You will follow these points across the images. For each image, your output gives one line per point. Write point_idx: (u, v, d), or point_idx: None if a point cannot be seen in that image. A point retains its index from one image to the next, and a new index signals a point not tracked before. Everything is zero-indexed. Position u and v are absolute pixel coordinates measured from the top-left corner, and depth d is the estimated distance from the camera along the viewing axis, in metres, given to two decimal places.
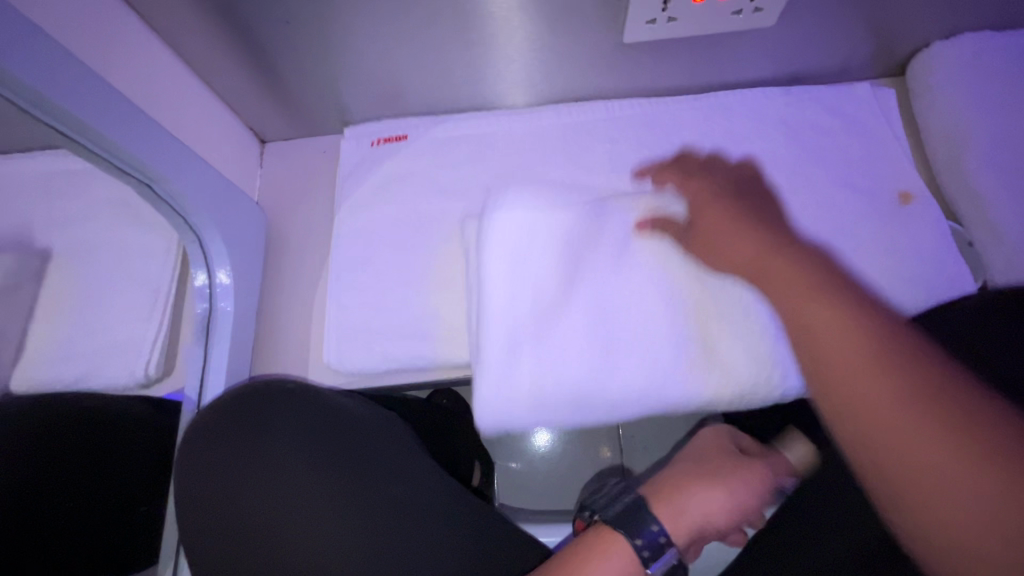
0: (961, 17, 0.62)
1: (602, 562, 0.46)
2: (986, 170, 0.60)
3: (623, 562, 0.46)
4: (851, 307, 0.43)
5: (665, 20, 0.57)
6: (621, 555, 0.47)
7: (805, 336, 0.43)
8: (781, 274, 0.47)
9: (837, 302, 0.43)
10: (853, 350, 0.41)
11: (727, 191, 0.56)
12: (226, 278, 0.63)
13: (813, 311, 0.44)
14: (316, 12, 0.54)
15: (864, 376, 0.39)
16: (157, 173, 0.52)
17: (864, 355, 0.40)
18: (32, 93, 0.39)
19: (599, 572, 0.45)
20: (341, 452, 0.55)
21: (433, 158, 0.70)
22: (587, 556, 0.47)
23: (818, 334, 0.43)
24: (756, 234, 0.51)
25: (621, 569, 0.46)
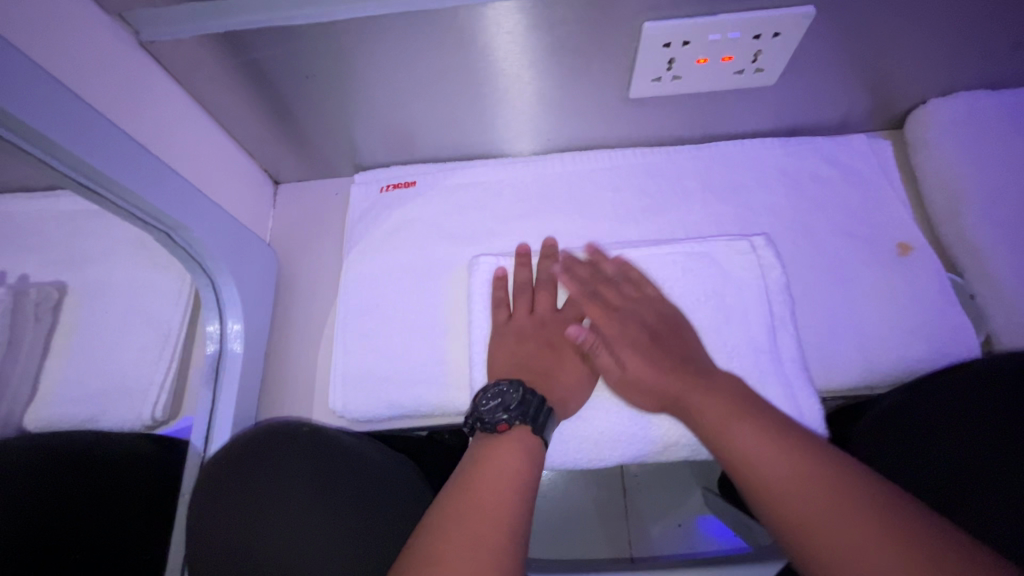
0: (957, 77, 0.64)
1: (500, 453, 0.51)
2: (984, 226, 0.61)
3: (520, 456, 0.51)
4: (783, 439, 0.49)
5: (670, 78, 0.59)
6: (518, 441, 0.52)
7: (736, 458, 0.50)
8: (710, 404, 0.53)
9: (767, 433, 0.50)
10: (791, 483, 0.46)
11: (648, 308, 0.61)
12: (237, 327, 0.64)
13: (749, 445, 0.50)
14: (336, 68, 0.56)
15: (808, 506, 0.45)
16: (176, 222, 0.53)
17: (800, 486, 0.46)
18: (61, 151, 0.41)
19: (500, 460, 0.51)
20: (352, 497, 0.56)
21: (442, 204, 0.72)
22: (485, 446, 0.53)
23: (755, 470, 0.48)
24: (658, 362, 0.57)
25: (517, 460, 0.51)
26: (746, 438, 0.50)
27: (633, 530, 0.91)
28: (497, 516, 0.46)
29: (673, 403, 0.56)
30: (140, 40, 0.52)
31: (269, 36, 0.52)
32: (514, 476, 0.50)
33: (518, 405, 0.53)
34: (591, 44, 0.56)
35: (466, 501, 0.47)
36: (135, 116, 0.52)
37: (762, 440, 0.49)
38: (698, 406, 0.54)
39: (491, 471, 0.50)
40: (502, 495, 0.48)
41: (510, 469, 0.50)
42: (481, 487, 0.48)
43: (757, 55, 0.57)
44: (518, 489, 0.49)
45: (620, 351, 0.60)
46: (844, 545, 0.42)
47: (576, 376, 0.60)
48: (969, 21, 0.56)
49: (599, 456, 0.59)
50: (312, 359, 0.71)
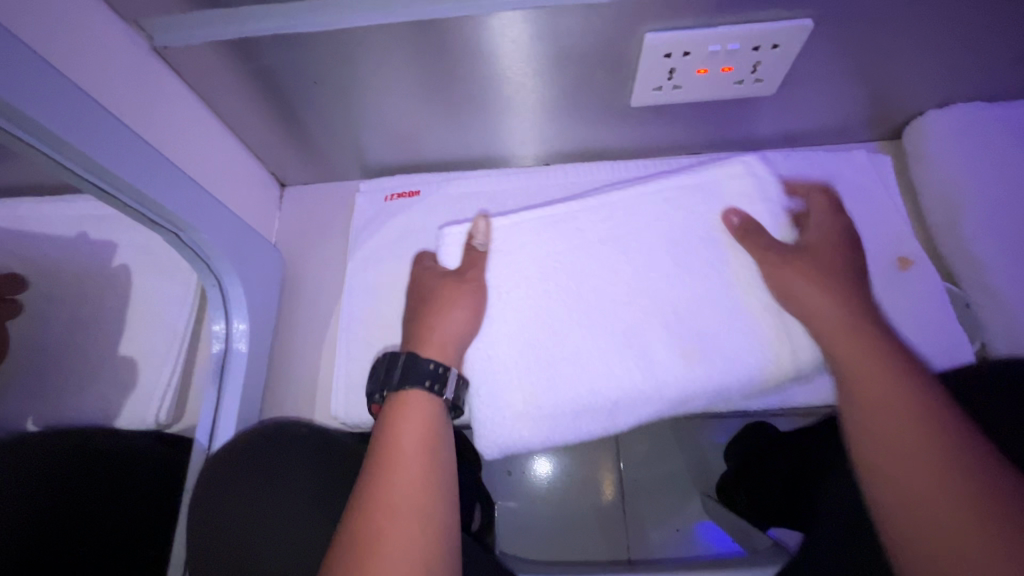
0: (954, 89, 0.65)
1: (402, 423, 0.52)
2: (981, 237, 0.62)
3: (423, 427, 0.52)
4: (915, 397, 0.47)
5: (672, 87, 0.61)
6: (415, 406, 0.53)
7: (863, 401, 0.49)
8: (847, 342, 0.52)
9: (900, 384, 0.48)
10: (915, 439, 0.45)
11: (831, 239, 0.59)
12: (243, 327, 0.65)
13: (879, 391, 0.49)
14: (342, 73, 0.57)
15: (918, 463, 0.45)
16: (185, 222, 0.54)
17: (922, 444, 0.45)
18: (77, 154, 0.42)
19: (407, 437, 0.51)
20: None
21: (446, 211, 0.73)
22: (390, 425, 0.52)
23: (881, 417, 0.48)
24: (843, 300, 0.54)
25: (421, 427, 0.52)
26: (859, 366, 0.51)
27: (631, 535, 0.91)
28: (410, 493, 0.48)
29: (827, 325, 0.54)
30: (154, 45, 0.53)
31: (278, 41, 0.53)
32: (424, 448, 0.51)
33: (378, 378, 0.56)
34: (595, 52, 0.57)
35: (380, 482, 0.48)
36: (147, 119, 0.53)
37: (873, 367, 0.50)
38: (840, 343, 0.52)
39: (399, 448, 0.50)
40: (416, 467, 0.50)
41: (417, 439, 0.51)
42: (395, 470, 0.49)
43: (757, 66, 0.58)
44: (432, 461, 0.50)
45: (785, 273, 0.56)
46: (915, 484, 0.44)
47: (444, 306, 0.59)
48: (966, 35, 0.57)
49: (610, 424, 0.59)
50: (316, 362, 0.72)
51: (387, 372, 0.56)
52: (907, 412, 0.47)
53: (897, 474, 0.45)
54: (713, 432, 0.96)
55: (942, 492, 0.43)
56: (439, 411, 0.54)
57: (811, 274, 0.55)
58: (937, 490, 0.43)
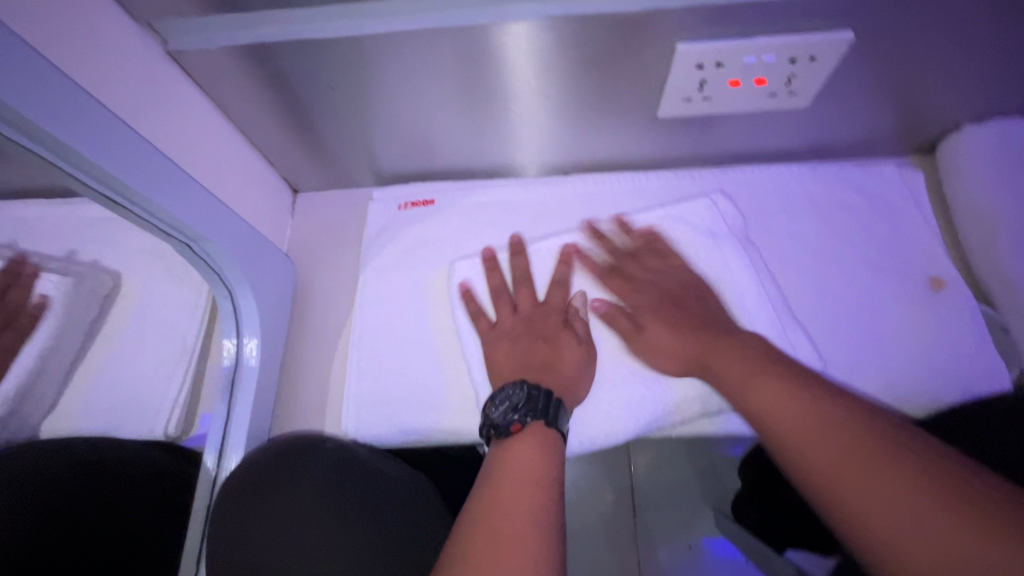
0: (993, 104, 0.63)
1: (518, 449, 0.51)
2: (1019, 259, 0.60)
3: (538, 451, 0.50)
4: (797, 385, 0.50)
5: (700, 98, 0.58)
6: (532, 437, 0.51)
7: (758, 411, 0.50)
8: (725, 357, 0.55)
9: (779, 379, 0.51)
10: (808, 424, 0.47)
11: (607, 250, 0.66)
12: (253, 343, 0.63)
13: (767, 394, 0.50)
14: (359, 80, 0.56)
15: (827, 442, 0.45)
16: (197, 233, 0.53)
17: (817, 425, 0.46)
18: (87, 163, 0.40)
19: (520, 461, 0.50)
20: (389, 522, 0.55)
21: (462, 222, 0.71)
22: (504, 450, 0.51)
23: (777, 415, 0.49)
24: (672, 324, 0.60)
25: (538, 455, 0.50)
26: (771, 403, 0.50)
27: (642, 550, 0.90)
28: (517, 511, 0.45)
29: (699, 365, 0.57)
30: (168, 49, 0.51)
31: (295, 48, 0.51)
32: (534, 471, 0.49)
33: (524, 405, 0.53)
34: (623, 64, 0.55)
35: (490, 497, 0.47)
36: (160, 126, 0.51)
37: (780, 398, 0.49)
38: (723, 362, 0.55)
39: (512, 469, 0.49)
40: (523, 488, 0.47)
41: (531, 467, 0.49)
42: (503, 487, 0.47)
43: (791, 79, 0.56)
44: (541, 485, 0.47)
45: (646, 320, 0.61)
46: (885, 508, 0.40)
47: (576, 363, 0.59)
48: (1008, 49, 0.55)
49: (614, 430, 0.60)
50: (326, 374, 0.70)
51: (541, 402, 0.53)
52: (831, 433, 0.45)
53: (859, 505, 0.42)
54: (728, 447, 0.94)
55: (913, 510, 0.39)
56: (558, 444, 0.52)
57: (655, 307, 0.61)
58: (909, 507, 0.40)
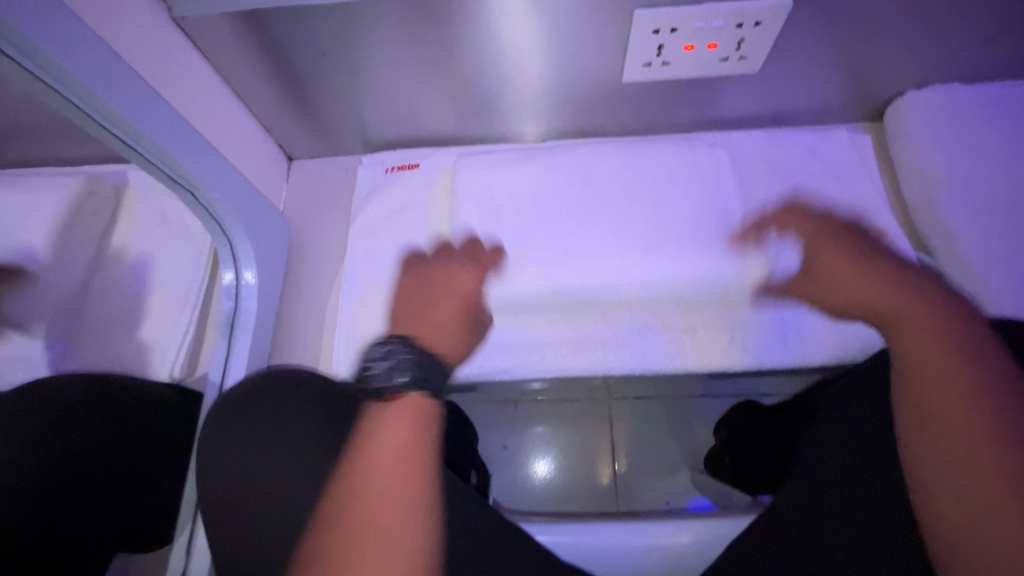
0: (932, 70, 0.68)
1: (389, 418, 0.51)
2: (952, 211, 0.65)
3: (410, 421, 0.52)
4: (964, 348, 0.47)
5: (661, 63, 0.64)
6: (405, 408, 0.52)
7: (906, 360, 0.48)
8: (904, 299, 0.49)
9: (941, 336, 0.48)
10: (953, 390, 0.46)
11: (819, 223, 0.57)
12: (251, 275, 0.68)
13: (924, 350, 0.48)
14: (348, 45, 0.61)
15: (954, 410, 0.45)
16: (200, 182, 0.58)
17: (964, 392, 0.45)
18: (103, 105, 0.45)
19: (388, 432, 0.51)
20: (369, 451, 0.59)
21: (445, 184, 0.76)
22: (373, 420, 0.52)
23: (929, 374, 0.47)
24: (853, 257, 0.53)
25: (410, 424, 0.52)
26: (922, 341, 0.48)
27: (622, 503, 0.95)
28: (386, 487, 0.48)
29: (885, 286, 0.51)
30: (173, 15, 0.56)
31: (289, 14, 0.56)
32: (406, 443, 0.50)
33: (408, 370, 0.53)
34: (589, 27, 0.60)
35: (356, 470, 0.49)
36: (165, 83, 0.56)
37: (936, 344, 0.47)
38: (897, 303, 0.50)
39: (385, 442, 0.50)
40: (392, 464, 0.49)
41: (401, 438, 0.51)
42: (374, 463, 0.49)
43: (741, 43, 0.61)
44: (410, 459, 0.50)
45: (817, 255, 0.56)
46: (962, 452, 0.44)
47: (440, 317, 0.56)
48: (939, 17, 0.60)
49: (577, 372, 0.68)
50: (319, 326, 0.75)
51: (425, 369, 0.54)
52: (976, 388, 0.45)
53: (953, 442, 0.45)
54: (702, 407, 0.99)
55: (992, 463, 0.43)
56: (432, 409, 0.53)
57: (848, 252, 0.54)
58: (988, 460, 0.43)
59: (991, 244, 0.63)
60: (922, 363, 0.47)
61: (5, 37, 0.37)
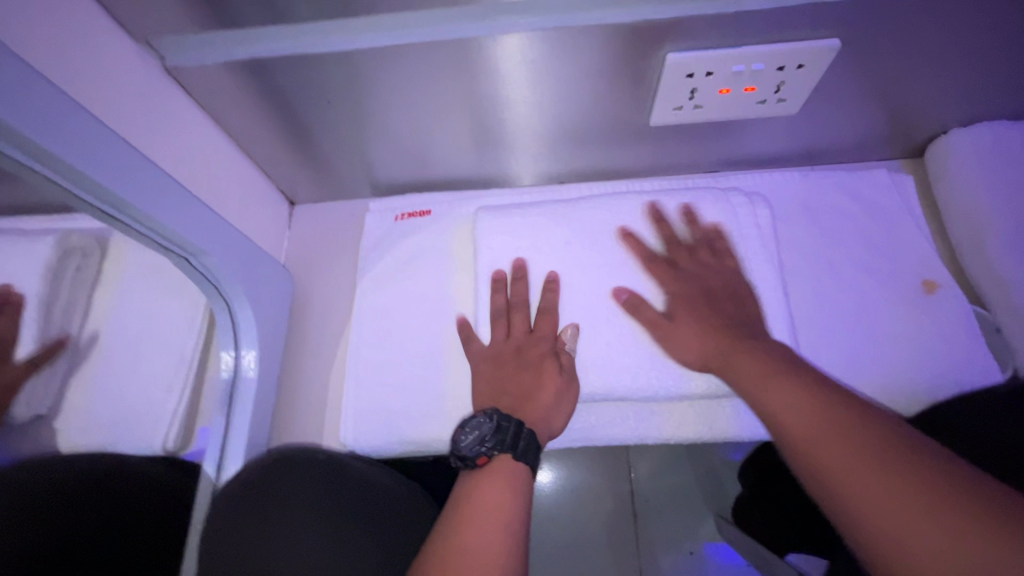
0: (978, 108, 0.64)
1: (485, 482, 0.49)
2: (1007, 261, 0.60)
3: (507, 484, 0.49)
4: (812, 391, 0.48)
5: (691, 107, 0.59)
6: (503, 472, 0.50)
7: (776, 418, 0.48)
8: (746, 363, 0.53)
9: (795, 387, 0.49)
10: (830, 436, 0.44)
11: (687, 290, 0.60)
12: (252, 355, 0.65)
13: (783, 403, 0.48)
14: (354, 94, 0.56)
15: (843, 456, 0.43)
16: (194, 246, 0.53)
17: (838, 435, 0.44)
18: (85, 180, 0.41)
19: (484, 494, 0.48)
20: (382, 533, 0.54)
21: (457, 232, 0.72)
22: (468, 487, 0.50)
23: (796, 425, 0.46)
24: (709, 325, 0.57)
25: (506, 489, 0.49)
26: (772, 390, 0.50)
27: (643, 558, 0.90)
28: (482, 548, 0.44)
29: (724, 353, 0.55)
30: (165, 66, 0.52)
31: (291, 63, 0.52)
32: (502, 503, 0.48)
33: (492, 435, 0.51)
34: (615, 72, 0.55)
35: (451, 533, 0.46)
36: (157, 140, 0.51)
37: (810, 416, 0.46)
38: (742, 362, 0.53)
39: (480, 505, 0.47)
40: (487, 526, 0.46)
41: (498, 499, 0.48)
42: (467, 526, 0.46)
43: (780, 86, 0.57)
44: (509, 520, 0.46)
45: (713, 331, 0.57)
46: (862, 481, 0.41)
47: (544, 392, 0.57)
48: (992, 56, 0.56)
49: (604, 432, 0.63)
50: (324, 385, 0.70)
51: (518, 432, 0.52)
52: (867, 441, 0.43)
53: (863, 491, 0.40)
54: (729, 454, 0.93)
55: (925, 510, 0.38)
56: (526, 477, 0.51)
57: (693, 315, 0.59)
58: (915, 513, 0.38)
59: None
60: (784, 412, 0.48)
61: None
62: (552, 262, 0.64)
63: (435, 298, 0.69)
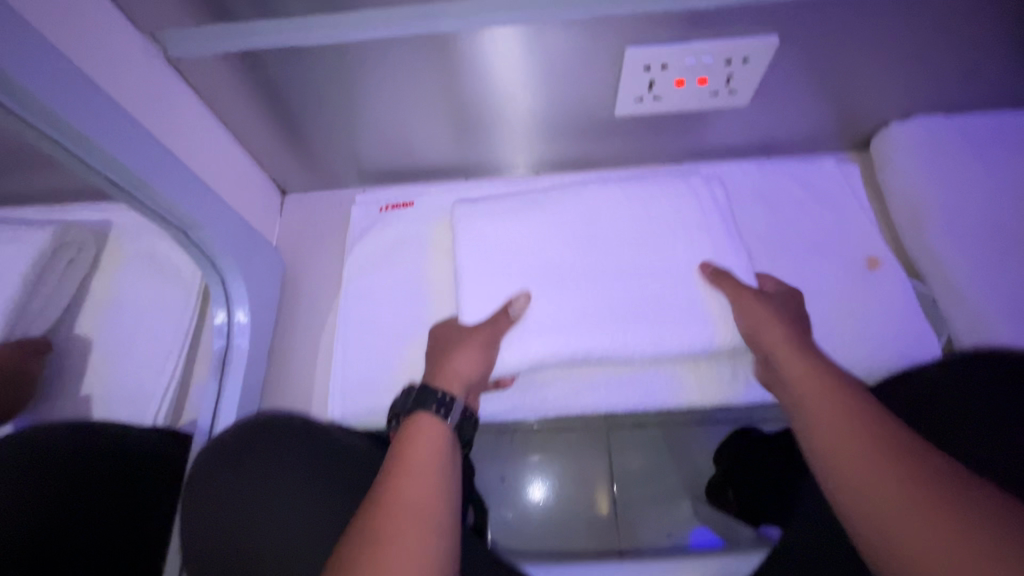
0: (913, 102, 0.70)
1: (414, 441, 0.55)
2: (942, 239, 0.66)
3: (433, 440, 0.56)
4: (863, 416, 0.51)
5: (652, 98, 0.65)
6: (427, 427, 0.57)
7: (819, 436, 0.52)
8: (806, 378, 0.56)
9: (844, 408, 0.52)
10: (871, 459, 0.48)
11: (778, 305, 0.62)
12: (244, 318, 0.67)
13: (829, 423, 0.52)
14: (344, 84, 0.61)
15: (880, 480, 0.46)
16: (194, 220, 0.57)
17: (879, 457, 0.48)
18: (96, 149, 0.45)
19: (415, 454, 0.54)
20: (362, 495, 0.58)
21: (438, 220, 0.77)
22: (400, 448, 0.55)
23: (841, 446, 0.50)
24: (790, 334, 0.59)
25: (433, 444, 0.55)
26: (822, 408, 0.53)
27: (625, 537, 0.90)
28: (416, 498, 0.51)
29: (794, 367, 0.57)
30: (168, 56, 0.57)
31: (285, 55, 0.56)
32: (431, 458, 0.54)
33: (403, 404, 0.60)
34: (580, 66, 0.61)
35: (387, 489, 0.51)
36: (159, 122, 0.56)
37: (856, 436, 0.50)
38: (800, 374, 0.56)
39: (410, 461, 0.53)
40: (421, 479, 0.52)
41: (427, 454, 0.54)
42: (403, 479, 0.52)
43: (730, 78, 0.62)
44: (437, 470, 0.53)
45: (795, 343, 0.59)
46: (892, 502, 0.45)
47: (457, 351, 0.62)
48: (918, 53, 0.62)
49: (577, 402, 0.67)
50: (312, 362, 0.74)
51: (430, 393, 0.59)
52: (900, 470, 0.46)
53: (889, 512, 0.45)
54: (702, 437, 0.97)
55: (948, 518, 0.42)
56: (444, 427, 0.57)
57: (783, 330, 0.60)
58: (936, 515, 0.42)
59: (981, 270, 0.64)
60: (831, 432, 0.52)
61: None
62: (527, 243, 0.69)
63: (420, 281, 0.74)
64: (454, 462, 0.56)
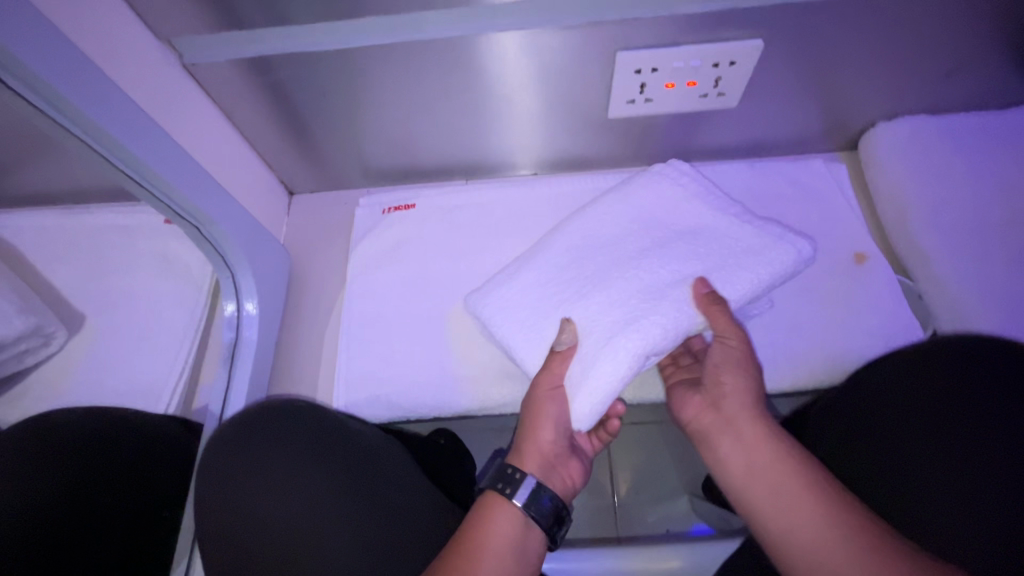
0: (898, 103, 0.72)
1: (495, 520, 0.54)
2: (926, 234, 0.68)
3: (515, 525, 0.54)
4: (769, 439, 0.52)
5: (644, 100, 0.67)
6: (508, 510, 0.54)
7: (739, 457, 0.53)
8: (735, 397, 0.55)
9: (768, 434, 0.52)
10: (792, 492, 0.49)
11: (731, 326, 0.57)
12: (252, 307, 0.70)
13: (754, 446, 0.52)
14: (349, 86, 0.64)
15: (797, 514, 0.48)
16: (207, 216, 0.60)
17: (796, 488, 0.49)
18: (117, 145, 0.49)
19: (495, 533, 0.53)
20: (360, 474, 0.61)
21: (437, 219, 0.79)
22: (480, 522, 0.54)
23: (763, 473, 0.51)
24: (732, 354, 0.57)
25: (513, 529, 0.53)
26: (742, 432, 0.54)
27: (621, 526, 0.93)
28: None
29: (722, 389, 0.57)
30: (183, 62, 0.60)
31: (292, 61, 0.60)
32: (511, 545, 0.53)
33: (491, 475, 0.57)
34: (572, 68, 0.63)
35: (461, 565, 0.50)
36: (174, 123, 0.59)
37: (774, 465, 0.50)
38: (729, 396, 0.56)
39: (489, 543, 0.52)
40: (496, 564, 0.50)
41: (506, 539, 0.52)
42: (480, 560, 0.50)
43: (718, 80, 0.65)
44: (514, 559, 0.51)
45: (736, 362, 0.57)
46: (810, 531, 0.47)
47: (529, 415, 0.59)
48: (899, 56, 0.65)
49: None
50: (317, 355, 0.76)
51: (504, 469, 0.57)
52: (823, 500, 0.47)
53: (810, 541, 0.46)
54: None
55: (853, 554, 0.44)
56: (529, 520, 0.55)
57: (728, 350, 0.58)
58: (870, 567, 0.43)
59: (962, 264, 0.66)
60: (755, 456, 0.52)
61: (23, 79, 0.40)
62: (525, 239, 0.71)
63: (421, 277, 0.76)
64: (532, 556, 0.54)
